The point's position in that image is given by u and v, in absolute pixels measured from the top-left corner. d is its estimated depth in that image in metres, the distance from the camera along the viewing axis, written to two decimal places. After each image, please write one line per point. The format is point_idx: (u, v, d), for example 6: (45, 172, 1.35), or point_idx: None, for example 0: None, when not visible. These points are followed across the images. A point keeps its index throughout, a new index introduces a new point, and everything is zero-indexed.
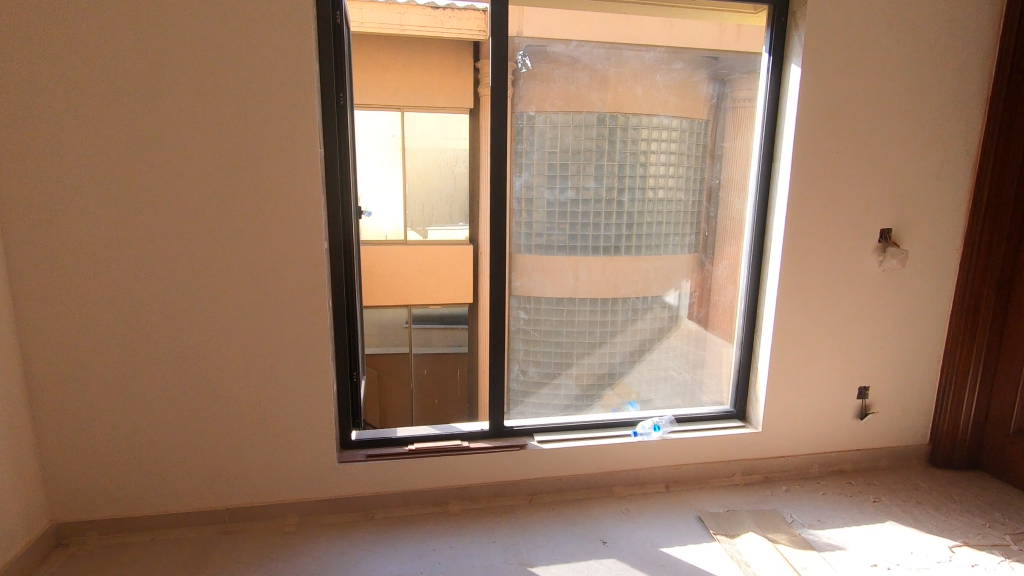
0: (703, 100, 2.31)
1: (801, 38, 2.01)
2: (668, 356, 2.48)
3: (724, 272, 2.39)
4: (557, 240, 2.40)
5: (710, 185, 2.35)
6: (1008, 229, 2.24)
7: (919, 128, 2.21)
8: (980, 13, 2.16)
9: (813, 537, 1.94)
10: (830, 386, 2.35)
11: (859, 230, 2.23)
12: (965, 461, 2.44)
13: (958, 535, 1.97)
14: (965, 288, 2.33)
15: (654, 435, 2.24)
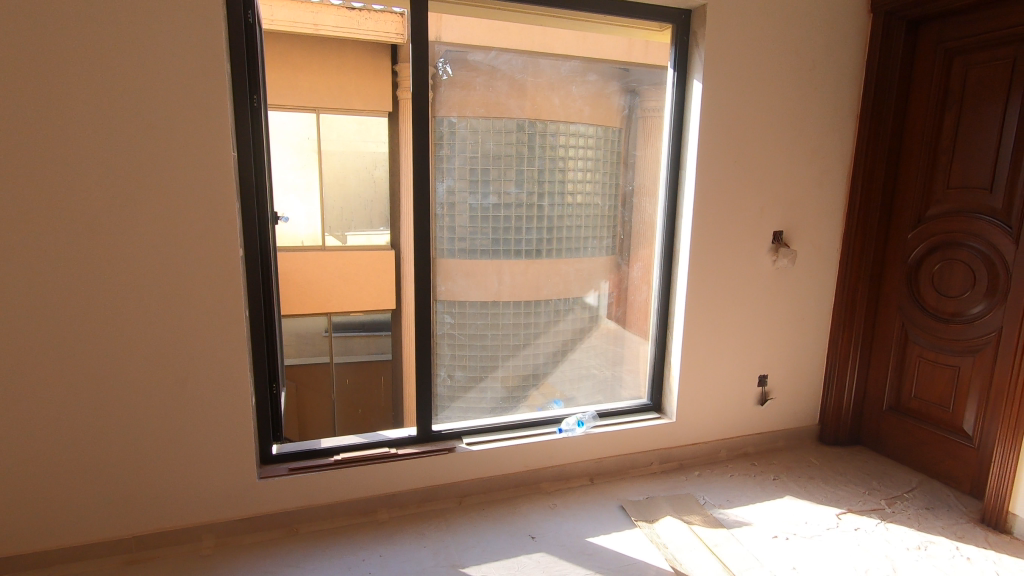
0: (616, 111, 2.38)
1: (701, 55, 2.22)
2: (589, 354, 2.54)
3: (638, 273, 2.52)
4: (480, 245, 2.30)
5: (624, 192, 2.44)
6: (877, 230, 2.55)
7: (802, 140, 2.45)
8: (847, 40, 2.45)
9: (722, 516, 2.10)
10: (734, 376, 2.55)
11: (755, 232, 2.45)
12: (848, 437, 2.74)
13: (844, 503, 2.21)
14: (844, 283, 2.62)
15: (578, 431, 2.33)
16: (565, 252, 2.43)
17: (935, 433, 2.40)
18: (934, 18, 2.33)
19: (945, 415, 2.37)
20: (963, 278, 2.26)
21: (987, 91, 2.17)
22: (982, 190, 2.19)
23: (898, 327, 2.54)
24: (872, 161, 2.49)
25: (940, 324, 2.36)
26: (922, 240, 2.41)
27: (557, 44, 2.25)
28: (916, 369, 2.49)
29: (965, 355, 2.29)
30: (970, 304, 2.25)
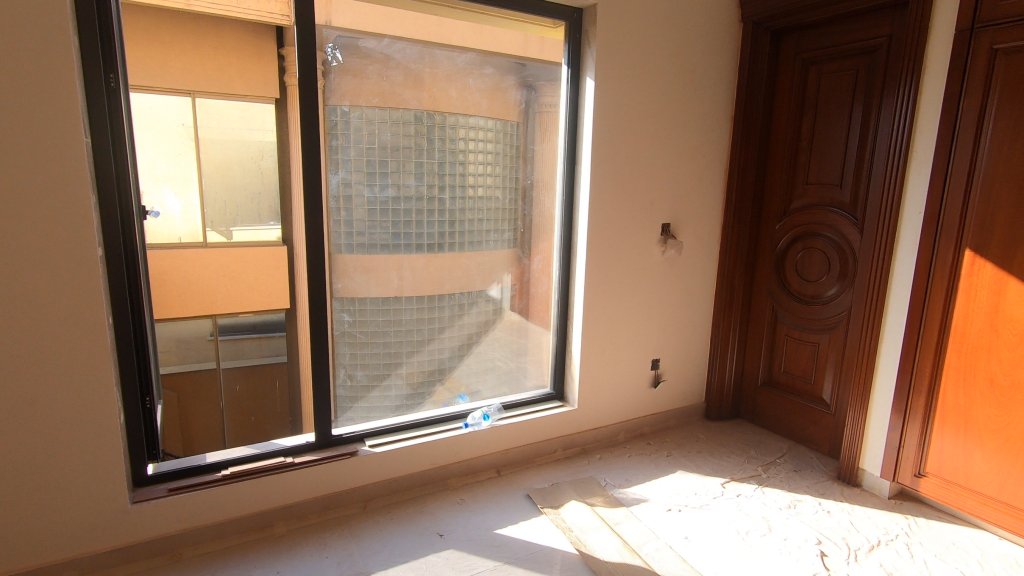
0: (513, 105, 2.37)
1: (592, 54, 2.31)
2: (494, 347, 2.54)
3: (537, 266, 2.56)
4: (380, 239, 2.21)
5: (523, 186, 2.46)
6: (750, 221, 2.79)
7: (685, 139, 2.62)
8: (723, 45, 2.64)
9: (622, 495, 2.21)
10: (630, 361, 2.69)
11: (645, 224, 2.59)
12: (730, 412, 2.99)
13: (728, 473, 2.42)
14: (724, 271, 2.85)
15: (484, 424, 2.35)
16: (468, 245, 2.39)
17: (801, 404, 2.69)
18: (794, 30, 2.59)
19: (808, 386, 2.66)
20: (819, 265, 2.54)
21: (837, 98, 2.45)
22: (833, 186, 2.47)
23: (770, 309, 2.81)
24: (745, 159, 2.72)
25: (802, 306, 2.64)
26: (788, 231, 2.68)
27: (455, 35, 2.21)
28: (784, 346, 2.77)
29: (822, 332, 2.57)
30: (826, 287, 2.53)
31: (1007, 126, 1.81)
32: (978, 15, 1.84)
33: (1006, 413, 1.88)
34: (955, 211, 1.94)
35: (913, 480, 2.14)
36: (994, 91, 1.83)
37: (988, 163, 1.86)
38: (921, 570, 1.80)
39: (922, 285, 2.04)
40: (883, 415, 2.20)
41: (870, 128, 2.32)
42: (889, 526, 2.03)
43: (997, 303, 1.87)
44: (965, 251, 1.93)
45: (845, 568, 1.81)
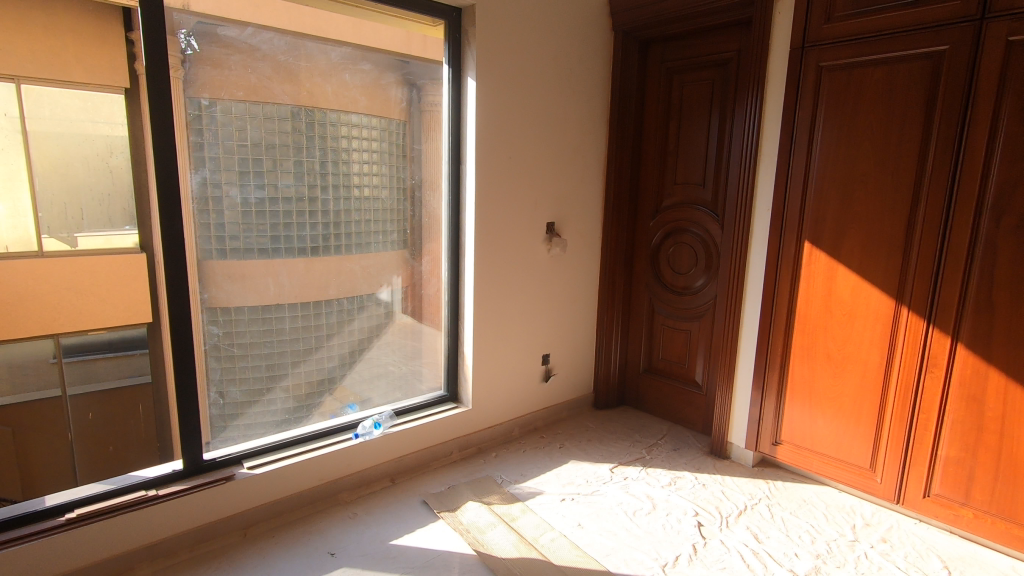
0: (394, 103, 2.30)
1: (472, 55, 2.32)
2: (385, 351, 2.44)
3: (426, 267, 2.51)
4: (257, 243, 2.03)
5: (409, 186, 2.40)
6: (627, 219, 2.97)
7: (566, 142, 2.72)
8: (597, 51, 2.78)
9: (518, 490, 2.25)
10: (522, 357, 2.75)
11: (531, 222, 2.65)
12: (616, 399, 3.16)
13: (615, 458, 2.55)
14: (605, 267, 3.00)
15: (376, 433, 2.27)
16: (356, 247, 2.29)
17: (677, 387, 2.91)
18: (659, 41, 2.79)
19: (682, 370, 2.89)
20: (688, 258, 2.77)
21: (697, 105, 2.68)
22: (696, 186, 2.71)
23: (647, 301, 3.01)
24: (620, 160, 2.89)
25: (675, 296, 2.86)
26: (660, 228, 2.89)
27: (331, 28, 2.09)
28: (661, 335, 2.97)
29: (692, 321, 2.81)
30: (694, 278, 2.77)
31: (831, 133, 2.08)
32: (807, 35, 2.11)
33: (840, 383, 2.16)
34: (796, 208, 2.20)
35: (771, 448, 2.39)
36: (821, 102, 2.10)
37: (819, 165, 2.13)
38: (780, 528, 2.02)
39: (773, 273, 2.29)
40: (745, 391, 2.44)
41: (726, 133, 2.57)
42: (753, 492, 2.26)
43: (829, 287, 2.15)
44: (804, 243, 2.20)
45: (719, 534, 1.98)
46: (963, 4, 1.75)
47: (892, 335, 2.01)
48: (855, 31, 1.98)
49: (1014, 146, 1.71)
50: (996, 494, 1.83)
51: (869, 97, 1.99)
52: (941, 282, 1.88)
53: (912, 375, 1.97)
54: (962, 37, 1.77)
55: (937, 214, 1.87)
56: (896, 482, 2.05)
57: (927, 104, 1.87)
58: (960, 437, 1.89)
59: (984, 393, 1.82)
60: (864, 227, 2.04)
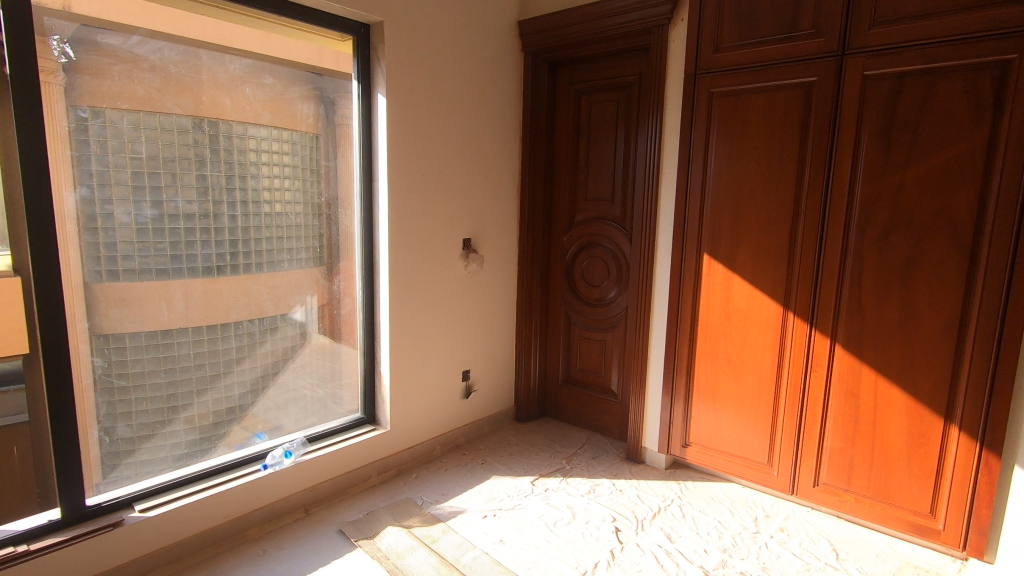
0: (302, 117, 2.21)
1: (381, 71, 2.30)
2: (300, 374, 2.31)
3: (339, 286, 2.41)
4: (155, 264, 1.87)
5: (323, 202, 2.31)
6: (542, 234, 3.04)
7: (479, 159, 2.75)
8: (508, 71, 2.84)
9: (439, 510, 2.22)
10: (440, 375, 2.72)
11: (447, 238, 2.64)
12: (537, 411, 3.20)
13: (536, 471, 2.57)
14: (523, 281, 3.05)
15: (287, 462, 2.17)
16: (267, 265, 2.17)
17: (594, 396, 3.00)
18: (567, 63, 2.90)
19: (599, 380, 2.98)
20: (601, 271, 2.88)
21: (604, 124, 2.80)
22: (606, 202, 2.83)
23: (564, 313, 3.09)
24: (533, 177, 2.96)
25: (590, 308, 2.96)
26: (574, 242, 2.98)
27: (229, 39, 1.99)
28: (578, 346, 3.06)
29: (607, 331, 2.92)
30: (607, 290, 2.88)
31: (722, 153, 2.25)
32: (699, 63, 2.27)
33: (740, 384, 2.31)
34: (695, 222, 2.35)
35: (681, 450, 2.51)
36: (713, 124, 2.27)
37: (714, 183, 2.29)
38: (690, 526, 2.13)
39: (677, 283, 2.43)
40: (656, 396, 2.56)
41: (631, 151, 2.71)
42: (666, 493, 2.37)
43: (726, 296, 2.31)
44: (704, 255, 2.35)
45: (634, 538, 2.05)
46: (826, 41, 1.98)
47: (783, 338, 2.19)
48: (740, 61, 2.17)
49: (871, 167, 1.94)
50: (873, 478, 2.04)
51: (753, 122, 2.17)
52: (820, 289, 2.08)
53: (800, 374, 2.15)
54: (827, 70, 1.99)
55: (814, 227, 2.07)
56: (790, 474, 2.22)
57: (801, 129, 2.07)
58: (842, 428, 2.08)
59: (860, 387, 2.03)
60: (754, 240, 2.21)
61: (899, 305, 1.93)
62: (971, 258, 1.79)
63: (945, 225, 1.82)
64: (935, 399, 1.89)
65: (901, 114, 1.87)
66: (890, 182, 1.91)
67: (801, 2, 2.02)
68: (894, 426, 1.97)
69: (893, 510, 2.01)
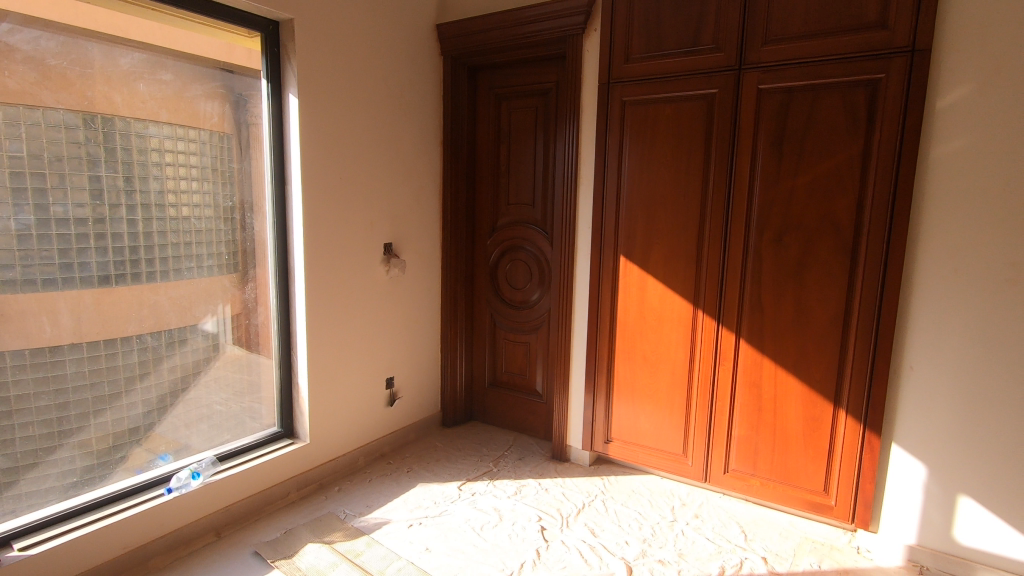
0: (206, 116, 2.08)
1: (293, 71, 2.21)
2: (211, 389, 2.17)
3: (253, 294, 2.29)
4: (41, 273, 1.70)
5: (234, 205, 2.19)
6: (465, 238, 3.04)
7: (399, 162, 2.71)
8: (426, 74, 2.82)
9: (363, 522, 2.16)
10: (362, 383, 2.65)
11: (366, 243, 2.58)
12: (463, 415, 3.19)
13: (463, 475, 2.57)
14: (446, 285, 3.04)
15: (195, 483, 2.03)
16: (173, 273, 2.03)
17: (520, 398, 3.04)
18: (486, 68, 2.92)
19: (524, 381, 3.02)
20: (524, 274, 2.93)
21: (523, 129, 2.85)
22: (527, 206, 2.88)
23: (489, 317, 3.11)
24: (455, 181, 2.95)
25: (514, 311, 2.99)
26: (497, 246, 3.00)
27: (120, 30, 1.84)
28: (503, 348, 3.08)
29: (531, 332, 2.97)
30: (530, 293, 2.93)
31: (635, 160, 2.35)
32: (611, 72, 2.37)
33: (655, 380, 2.42)
34: (611, 226, 2.44)
35: (604, 446, 2.59)
36: (625, 131, 2.37)
37: (628, 188, 2.39)
38: (613, 519, 2.20)
39: (596, 284, 2.51)
40: (579, 395, 2.63)
41: (550, 156, 2.77)
42: (590, 489, 2.44)
43: (641, 296, 2.41)
44: (620, 256, 2.44)
45: (559, 535, 2.09)
46: (725, 56, 2.11)
47: (693, 335, 2.32)
48: (649, 71, 2.28)
49: (766, 174, 2.09)
50: (775, 462, 2.19)
51: (662, 130, 2.28)
52: (725, 288, 2.22)
53: (709, 368, 2.29)
54: (726, 83, 2.13)
55: (718, 230, 2.21)
56: (703, 463, 2.35)
57: (705, 138, 2.20)
58: (747, 417, 2.23)
59: (762, 378, 2.18)
60: (665, 242, 2.33)
61: (793, 302, 2.09)
62: (852, 256, 1.98)
63: (829, 227, 2.00)
64: (825, 387, 2.07)
65: (791, 126, 2.03)
66: (783, 188, 2.07)
67: (702, 18, 2.15)
68: (792, 412, 2.14)
69: (792, 490, 2.17)
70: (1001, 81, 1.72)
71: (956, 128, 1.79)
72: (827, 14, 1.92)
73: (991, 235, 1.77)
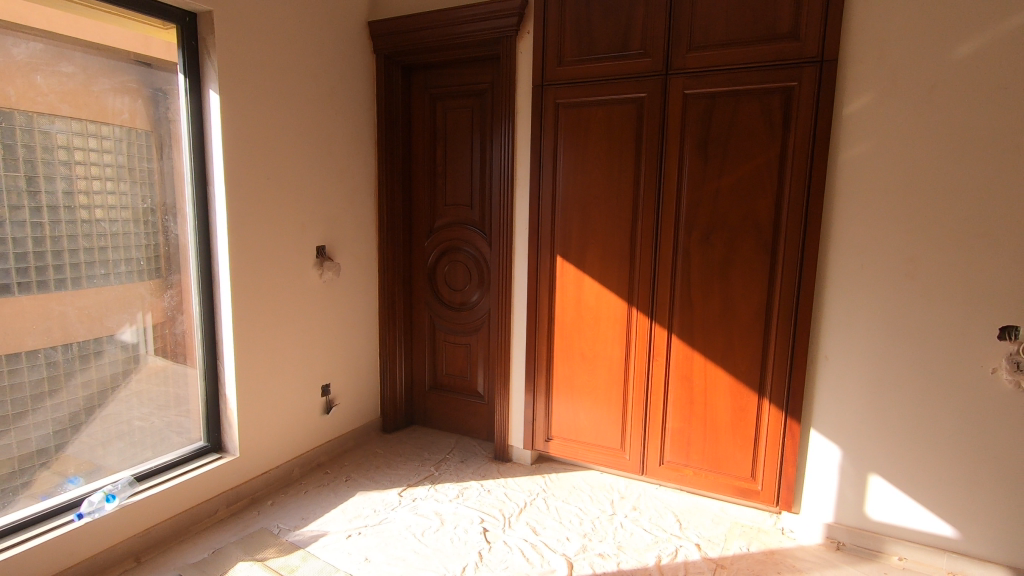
0: (117, 112, 1.94)
1: (213, 66, 2.10)
2: (128, 403, 2.03)
3: (173, 302, 2.16)
4: None
5: (152, 207, 2.06)
6: (402, 240, 2.99)
7: (331, 162, 2.64)
8: (359, 72, 2.75)
9: (298, 536, 2.08)
10: (296, 391, 2.55)
11: (297, 246, 2.49)
12: (404, 420, 3.13)
13: (404, 481, 2.52)
14: (384, 288, 2.98)
15: (110, 506, 1.89)
16: (87, 280, 1.88)
17: (462, 400, 3.02)
18: (420, 67, 2.88)
19: (465, 383, 3.01)
20: (463, 275, 2.92)
21: (460, 130, 2.84)
22: (465, 207, 2.87)
23: (428, 319, 3.07)
24: (391, 181, 2.90)
25: (453, 312, 2.98)
26: (435, 247, 2.98)
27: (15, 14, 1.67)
28: (444, 351, 3.06)
29: (471, 334, 2.96)
30: (469, 294, 2.92)
31: (569, 161, 2.39)
32: (545, 75, 2.40)
33: (593, 377, 2.47)
34: (547, 226, 2.47)
35: (544, 444, 2.62)
36: (559, 133, 2.40)
37: (563, 189, 2.42)
38: (554, 516, 2.23)
39: (534, 284, 2.53)
40: (520, 395, 2.65)
41: (487, 157, 2.78)
42: (531, 488, 2.46)
43: (578, 295, 2.45)
44: (556, 256, 2.47)
45: (502, 536, 2.10)
46: (652, 61, 2.19)
47: (628, 332, 2.38)
48: (581, 75, 2.32)
49: (693, 176, 2.18)
50: (707, 452, 2.28)
51: (594, 132, 2.33)
52: (657, 285, 2.29)
53: (643, 363, 2.36)
54: (654, 88, 2.20)
55: (650, 229, 2.28)
56: (640, 456, 2.41)
57: (635, 140, 2.27)
58: (680, 409, 2.31)
59: (693, 372, 2.27)
60: (600, 242, 2.38)
61: (720, 298, 2.19)
62: (771, 254, 2.09)
63: (751, 226, 2.11)
64: (750, 378, 2.17)
65: (714, 130, 2.13)
66: (708, 189, 2.16)
67: (630, 24, 2.21)
68: (721, 403, 2.24)
69: (723, 478, 2.27)
70: (899, 91, 1.86)
71: (861, 133, 1.93)
72: (745, 24, 2.03)
73: (892, 233, 1.92)
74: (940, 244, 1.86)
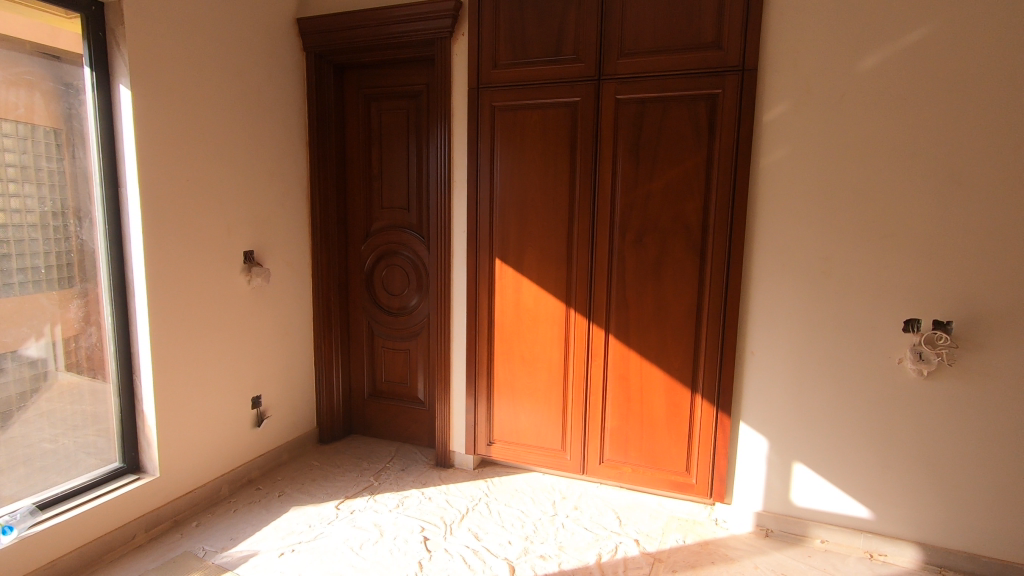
0: (19, 106, 1.76)
1: (123, 59, 1.96)
2: (32, 424, 1.85)
3: (82, 313, 1.99)
4: None
5: (59, 210, 1.89)
6: (337, 244, 2.91)
7: (258, 163, 2.52)
8: (287, 70, 2.65)
9: (226, 558, 1.97)
10: (224, 405, 2.42)
11: (222, 252, 2.36)
12: (342, 430, 3.04)
13: (342, 493, 2.44)
14: (318, 294, 2.88)
15: (7, 539, 1.70)
16: None
17: (402, 407, 2.96)
18: (353, 67, 2.81)
19: (405, 389, 2.96)
20: (401, 279, 2.87)
21: (395, 131, 2.79)
22: (402, 210, 2.82)
23: (366, 325, 2.99)
24: (324, 184, 2.81)
25: (392, 317, 2.92)
26: (372, 251, 2.91)
27: None
28: (382, 357, 2.99)
29: (410, 339, 2.91)
30: (408, 298, 2.87)
31: (506, 164, 2.39)
32: (480, 77, 2.39)
33: (533, 379, 2.48)
34: (485, 229, 2.46)
35: (486, 448, 2.60)
36: (496, 136, 2.40)
37: (500, 192, 2.42)
38: (495, 521, 2.22)
39: (473, 287, 2.52)
40: (461, 399, 2.62)
41: (424, 159, 2.74)
42: (473, 493, 2.43)
43: (517, 298, 2.46)
44: (495, 259, 2.47)
45: (443, 544, 2.06)
46: (585, 66, 2.22)
47: (567, 333, 2.40)
48: (515, 78, 2.33)
49: (626, 179, 2.23)
50: (644, 448, 2.34)
51: (530, 135, 2.35)
52: (594, 286, 2.33)
53: (582, 364, 2.38)
54: (587, 92, 2.24)
55: (586, 231, 2.31)
56: (580, 456, 2.44)
57: (570, 143, 2.30)
58: (618, 407, 2.35)
59: (629, 371, 2.32)
60: (538, 244, 2.39)
61: (653, 297, 2.25)
62: (701, 255, 2.17)
63: (681, 228, 2.18)
64: (683, 375, 2.24)
65: (645, 134, 2.18)
66: (640, 192, 2.22)
67: (563, 30, 2.24)
68: (657, 401, 2.29)
69: (660, 473, 2.32)
70: (813, 100, 1.98)
71: (779, 139, 2.04)
72: (672, 33, 2.10)
73: (808, 234, 2.03)
74: (851, 244, 1.98)
